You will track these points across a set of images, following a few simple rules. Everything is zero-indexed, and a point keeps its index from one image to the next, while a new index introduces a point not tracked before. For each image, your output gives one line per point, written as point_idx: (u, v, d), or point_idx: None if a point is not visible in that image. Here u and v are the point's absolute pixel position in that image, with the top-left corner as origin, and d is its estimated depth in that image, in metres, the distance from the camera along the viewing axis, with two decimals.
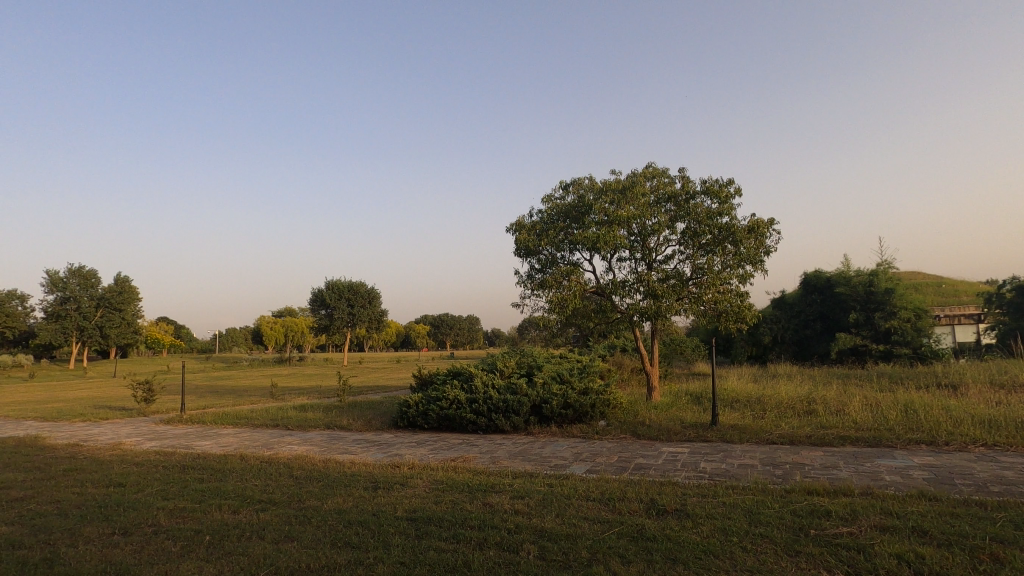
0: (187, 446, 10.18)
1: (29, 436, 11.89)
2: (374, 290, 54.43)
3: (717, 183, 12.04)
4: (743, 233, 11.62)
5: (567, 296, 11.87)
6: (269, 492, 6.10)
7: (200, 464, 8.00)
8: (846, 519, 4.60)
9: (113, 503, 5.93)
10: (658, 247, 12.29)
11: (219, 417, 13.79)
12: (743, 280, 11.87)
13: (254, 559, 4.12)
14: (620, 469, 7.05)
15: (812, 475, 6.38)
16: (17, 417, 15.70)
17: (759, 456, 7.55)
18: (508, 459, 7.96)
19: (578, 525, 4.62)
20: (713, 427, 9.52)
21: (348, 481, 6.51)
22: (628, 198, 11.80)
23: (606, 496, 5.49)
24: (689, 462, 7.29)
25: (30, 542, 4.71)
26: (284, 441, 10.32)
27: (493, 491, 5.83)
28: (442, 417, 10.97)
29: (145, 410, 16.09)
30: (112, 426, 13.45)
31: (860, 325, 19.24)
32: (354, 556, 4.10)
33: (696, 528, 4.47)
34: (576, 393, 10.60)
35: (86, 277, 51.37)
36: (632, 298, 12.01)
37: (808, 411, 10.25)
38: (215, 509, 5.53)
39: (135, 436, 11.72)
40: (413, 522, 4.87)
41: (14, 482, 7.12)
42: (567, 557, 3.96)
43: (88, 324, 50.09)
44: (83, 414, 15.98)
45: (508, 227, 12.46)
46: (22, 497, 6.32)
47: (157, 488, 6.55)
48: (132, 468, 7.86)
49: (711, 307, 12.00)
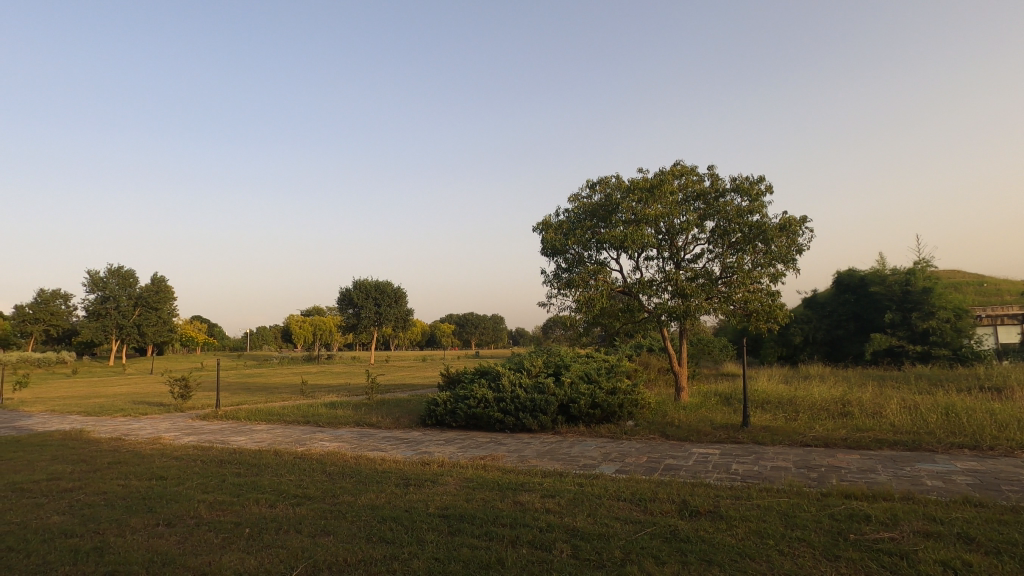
0: (223, 441, 10.50)
1: (75, 430, 12.41)
2: (400, 288, 54.85)
3: (747, 181, 11.84)
4: (774, 232, 11.39)
5: (595, 296, 11.84)
6: (304, 487, 6.24)
7: (237, 459, 8.23)
8: (888, 524, 4.49)
9: (156, 496, 6.14)
10: (686, 246, 12.18)
11: (253, 413, 14.16)
12: (774, 279, 11.67)
13: (293, 552, 4.23)
14: (650, 470, 7.02)
15: (848, 479, 6.24)
16: (63, 412, 16.39)
17: (793, 458, 7.42)
18: (537, 458, 7.94)
19: (610, 525, 4.61)
20: (744, 428, 9.40)
21: (380, 478, 6.60)
22: (656, 196, 11.69)
23: (638, 496, 5.47)
24: (720, 463, 7.21)
25: (81, 531, 4.91)
26: (315, 438, 10.53)
27: (523, 490, 5.85)
28: (470, 416, 11.04)
29: (182, 407, 16.67)
30: (151, 422, 13.93)
31: (895, 325, 18.73)
32: (390, 551, 4.17)
33: (731, 530, 4.42)
34: (604, 393, 10.56)
35: (125, 277, 53.16)
36: (661, 297, 11.89)
37: (843, 413, 10.03)
38: (252, 503, 5.68)
39: (174, 431, 12.14)
40: (445, 519, 4.92)
41: (63, 474, 7.43)
42: (601, 557, 3.96)
43: (126, 323, 51.87)
44: (123, 409, 16.59)
45: (535, 227, 12.51)
46: (71, 488, 6.60)
47: (197, 482, 6.76)
48: (172, 462, 8.15)
49: (741, 307, 11.82)
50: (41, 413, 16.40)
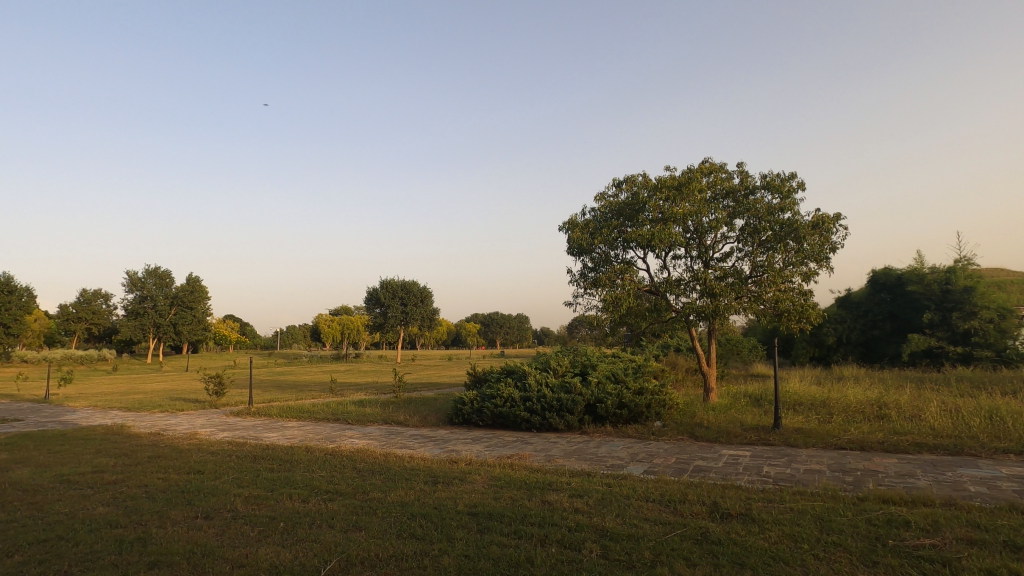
0: (256, 437, 10.76)
1: (116, 425, 12.89)
2: (425, 288, 55.26)
3: (779, 178, 11.62)
4: (806, 229, 11.13)
5: (621, 295, 11.75)
6: (335, 483, 6.36)
7: (269, 454, 8.43)
8: (929, 530, 4.35)
9: (194, 489, 6.35)
10: (715, 245, 12.00)
11: (284, 410, 14.46)
12: (807, 277, 11.41)
13: (326, 547, 4.32)
14: (678, 471, 6.94)
15: (886, 483, 6.06)
16: (105, 407, 17.04)
17: (827, 461, 7.24)
18: (564, 458, 7.92)
19: (639, 526, 4.59)
20: (775, 430, 9.19)
21: (409, 475, 6.68)
22: (684, 194, 11.56)
23: (666, 498, 5.42)
24: (751, 466, 7.08)
25: (124, 522, 5.11)
26: (345, 435, 10.70)
27: (551, 490, 5.85)
28: (497, 415, 11.09)
29: (217, 403, 17.13)
30: (188, 418, 14.35)
31: (934, 325, 18.13)
32: (420, 548, 4.22)
33: (764, 533, 4.35)
34: (631, 393, 10.50)
35: (162, 278, 54.91)
36: (689, 297, 11.73)
37: (880, 416, 9.75)
38: (286, 498, 5.82)
39: (209, 427, 12.50)
40: (474, 517, 4.96)
41: (106, 467, 7.73)
42: (631, 557, 3.95)
43: (163, 322, 53.54)
44: (161, 405, 17.12)
45: (561, 226, 12.49)
46: (114, 481, 6.87)
47: (232, 476, 6.96)
48: (209, 457, 8.40)
49: (772, 307, 11.58)
50: (84, 409, 17.06)
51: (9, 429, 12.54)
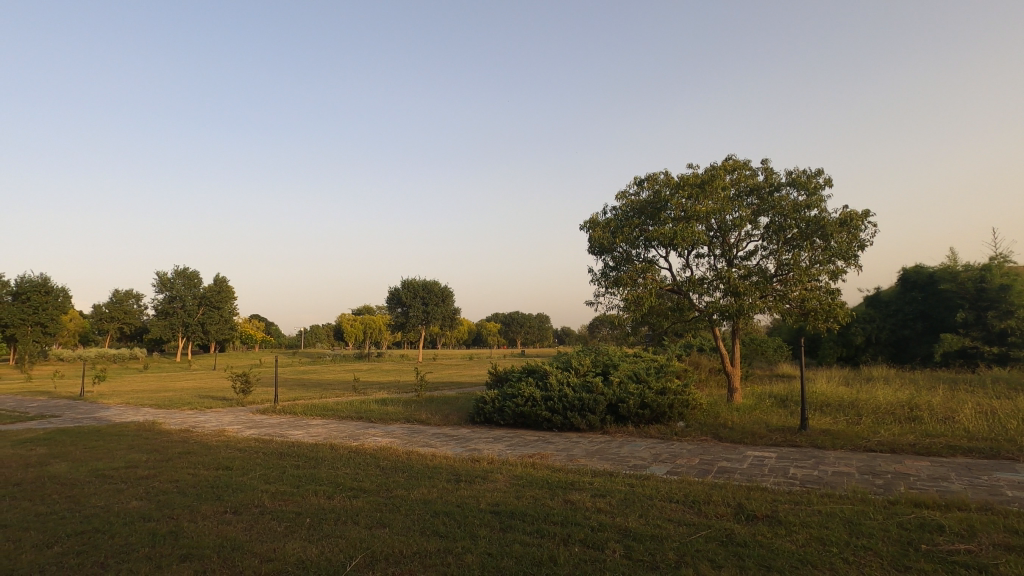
0: (282, 434, 10.97)
1: (148, 421, 13.26)
2: (446, 287, 55.48)
3: (805, 174, 11.40)
4: (834, 226, 10.89)
5: (643, 294, 11.67)
6: (359, 481, 6.45)
7: (295, 452, 8.59)
8: (963, 535, 4.23)
9: (223, 485, 6.50)
10: (739, 243, 11.84)
11: (309, 408, 14.70)
12: (834, 276, 11.16)
13: (351, 542, 4.38)
14: (702, 472, 6.86)
15: (917, 487, 5.90)
16: (137, 405, 17.51)
17: (856, 464, 7.09)
18: (586, 458, 7.91)
19: (663, 526, 4.55)
20: (802, 431, 9.01)
21: (432, 473, 6.73)
22: (707, 192, 11.41)
23: (690, 499, 5.36)
24: (777, 467, 6.96)
25: (157, 516, 5.25)
26: (368, 433, 10.83)
27: (573, 489, 5.85)
28: (518, 414, 11.09)
29: (243, 400, 17.46)
30: (216, 415, 14.69)
31: (969, 325, 17.57)
32: (443, 545, 4.25)
33: (791, 536, 4.28)
34: (653, 393, 10.42)
35: (190, 278, 56.21)
36: (712, 295, 11.59)
37: (911, 418, 9.50)
38: (312, 494, 5.92)
39: (237, 424, 12.78)
40: (496, 515, 4.98)
41: (139, 462, 7.95)
42: (654, 558, 3.93)
43: (191, 321, 54.83)
44: (190, 403, 17.52)
45: (582, 225, 12.46)
46: (147, 476, 7.07)
47: (259, 473, 7.10)
48: (237, 453, 8.59)
49: (797, 306, 11.38)
50: (117, 406, 17.57)
51: (47, 425, 12.98)
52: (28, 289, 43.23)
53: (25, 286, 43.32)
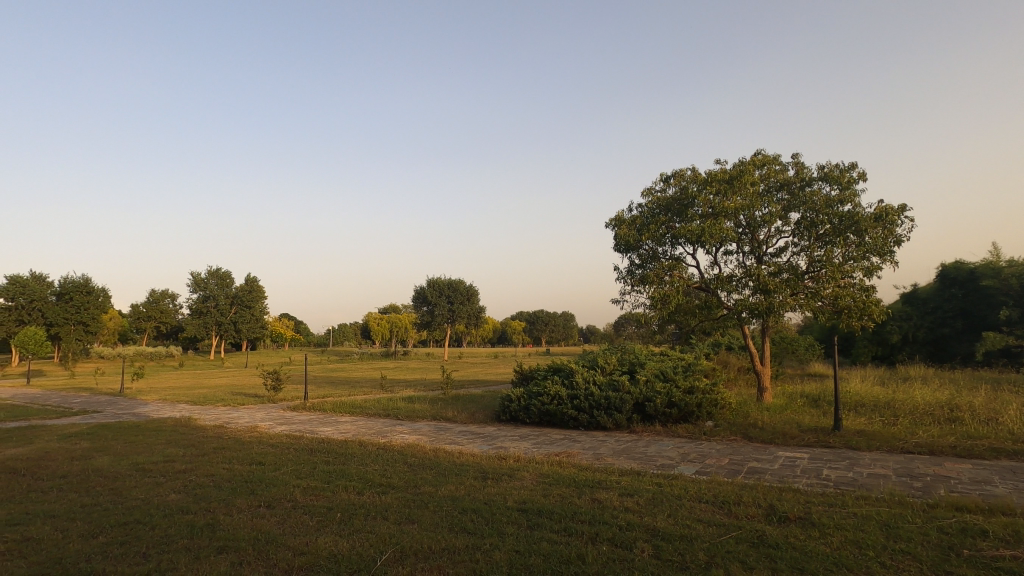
0: (312, 431, 11.20)
1: (183, 417, 13.66)
2: (471, 286, 55.76)
3: (838, 168, 11.10)
4: (868, 222, 10.58)
5: (670, 292, 11.53)
6: (388, 477, 6.54)
7: (325, 448, 8.76)
8: (1008, 541, 4.07)
9: (256, 479, 6.66)
10: (769, 239, 11.60)
11: (338, 405, 14.95)
12: (869, 273, 10.85)
13: (381, 537, 4.45)
14: (732, 472, 6.75)
15: (958, 490, 5.70)
16: (174, 401, 18.07)
17: (893, 466, 6.89)
18: (613, 457, 7.88)
19: (692, 527, 4.49)
20: (835, 431, 8.79)
21: (459, 471, 6.78)
22: (736, 187, 11.21)
23: (721, 499, 5.28)
24: (810, 468, 6.81)
25: (194, 509, 5.42)
26: (395, 431, 10.97)
27: (600, 488, 5.83)
28: (544, 412, 11.09)
29: (275, 397, 17.86)
30: (249, 411, 15.07)
31: (1013, 323, 16.76)
32: (471, 541, 4.29)
33: (825, 538, 4.19)
34: (681, 392, 10.30)
35: (222, 278, 57.60)
36: (741, 293, 11.39)
37: (951, 419, 9.17)
38: (342, 490, 6.03)
39: (269, 421, 13.08)
40: (524, 513, 5.00)
41: (176, 457, 8.22)
42: (684, 558, 3.89)
43: (224, 320, 56.27)
44: (224, 400, 18.00)
45: (607, 223, 12.36)
46: (184, 470, 7.30)
47: (291, 468, 7.26)
48: (269, 449, 8.81)
49: (830, 304, 11.09)
50: (154, 402, 18.16)
51: (90, 420, 13.50)
52: (70, 289, 44.93)
53: (67, 287, 45.03)
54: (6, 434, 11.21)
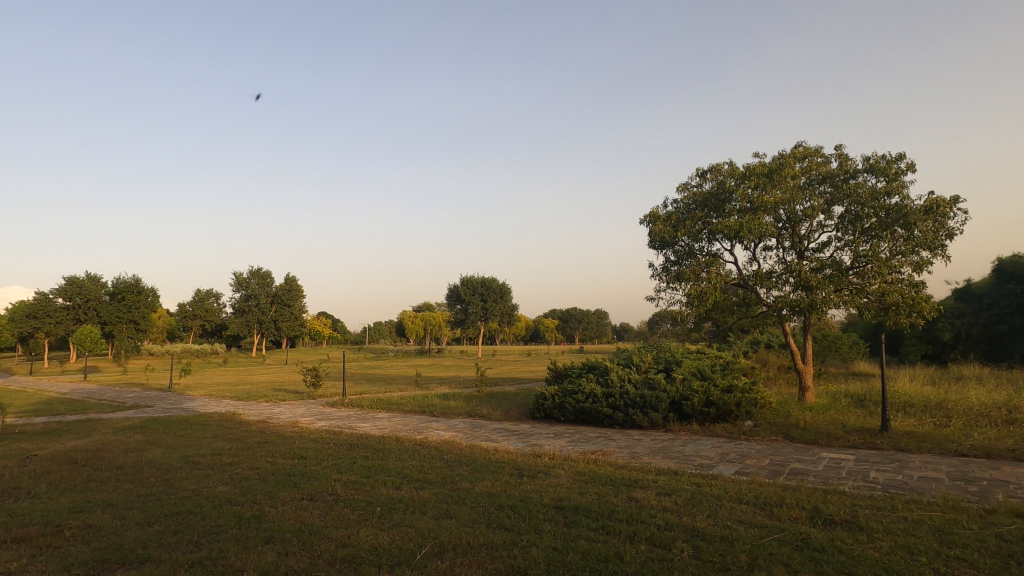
0: (350, 427, 11.46)
1: (229, 412, 14.19)
2: (504, 284, 55.97)
3: (884, 159, 10.69)
4: (918, 214, 10.14)
5: (707, 289, 11.29)
6: (425, 472, 6.64)
7: (364, 443, 8.95)
8: None
9: (299, 473, 6.86)
10: (811, 234, 11.26)
11: (375, 402, 15.25)
12: (918, 268, 10.40)
13: (420, 532, 4.53)
14: (774, 473, 6.59)
15: (1018, 495, 5.43)
16: (218, 397, 18.75)
17: (945, 469, 6.60)
18: (649, 455, 7.81)
19: (734, 528, 4.41)
20: (883, 433, 8.49)
21: (495, 467, 6.84)
22: (775, 181, 10.93)
23: (762, 500, 5.16)
24: (856, 470, 6.58)
25: (241, 500, 5.62)
26: (431, 427, 11.12)
27: (636, 487, 5.78)
28: (579, 410, 11.04)
29: (314, 394, 18.35)
30: (289, 407, 15.52)
31: None
32: (509, 538, 4.32)
33: (873, 543, 4.05)
34: (719, 391, 10.12)
35: (264, 278, 59.56)
36: (781, 290, 11.09)
37: (1009, 421, 8.72)
38: (381, 484, 6.15)
39: (309, 416, 13.45)
40: (561, 510, 5.00)
41: (222, 450, 8.54)
42: (724, 559, 3.83)
43: (265, 318, 58.03)
44: (266, 396, 18.58)
45: (642, 219, 12.22)
46: (230, 463, 7.58)
47: (331, 462, 7.45)
48: (310, 444, 9.06)
49: (877, 300, 10.68)
50: (200, 398, 18.86)
51: (142, 415, 14.15)
52: (122, 289, 47.11)
53: (119, 286, 47.25)
54: (67, 427, 11.87)
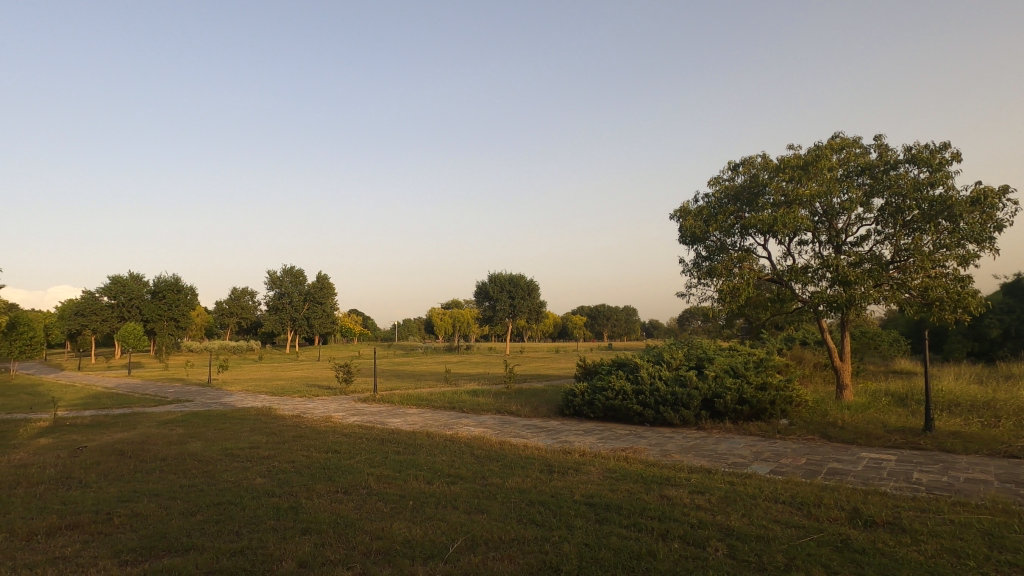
0: (382, 422, 11.66)
1: (265, 407, 14.60)
2: (533, 281, 55.92)
3: (927, 149, 10.29)
4: (964, 206, 9.74)
5: (740, 285, 11.07)
6: (456, 467, 6.70)
7: (395, 438, 9.08)
8: None
9: (333, 466, 7.01)
10: (849, 228, 10.92)
11: (405, 398, 15.47)
12: (964, 261, 10.00)
13: (452, 526, 4.58)
14: (810, 473, 6.44)
15: None
16: (254, 392, 19.28)
17: (994, 471, 6.34)
18: (681, 453, 7.72)
19: (770, 527, 4.33)
20: (926, 432, 8.19)
21: (525, 463, 6.85)
22: (811, 174, 10.65)
23: (799, 500, 5.05)
24: (898, 471, 6.38)
25: (279, 492, 5.78)
26: (461, 423, 11.21)
27: (668, 484, 5.73)
28: (608, 407, 10.97)
29: (346, 389, 18.71)
30: (322, 402, 15.87)
31: None
32: (540, 533, 4.33)
33: (917, 545, 3.92)
34: (753, 388, 9.92)
35: (297, 277, 60.65)
36: (817, 285, 10.79)
37: None
38: (412, 479, 6.24)
39: (341, 411, 13.74)
40: (592, 507, 4.98)
41: (260, 443, 8.79)
42: (761, 559, 3.76)
43: (298, 315, 59.35)
44: (300, 391, 19.02)
45: (672, 214, 12.06)
46: (268, 456, 7.80)
47: (365, 457, 7.59)
48: (343, 438, 9.25)
49: (919, 296, 10.31)
50: (237, 393, 19.42)
51: (183, 409, 14.67)
52: (163, 288, 48.28)
53: (160, 284, 48.93)
54: (114, 420, 12.40)
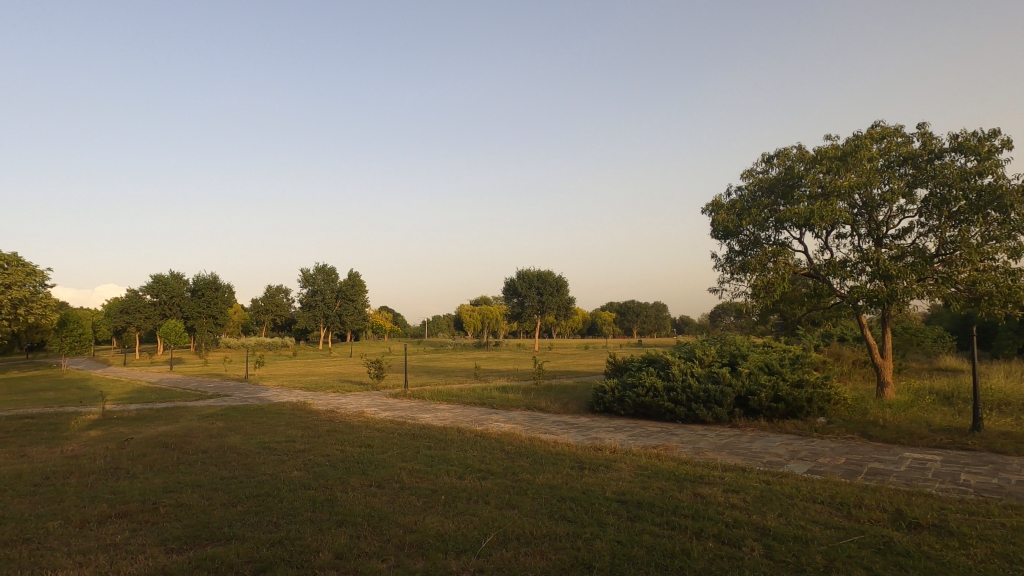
0: (413, 417, 11.81)
1: (300, 402, 14.95)
2: (561, 278, 55.73)
3: (975, 137, 9.84)
4: (1015, 195, 9.29)
5: (774, 280, 10.79)
6: (487, 463, 6.74)
7: (426, 433, 9.19)
8: None
9: (366, 461, 7.14)
10: (890, 220, 10.54)
11: (435, 394, 15.62)
12: (1015, 254, 9.55)
13: (484, 520, 4.61)
14: (850, 472, 6.27)
15: None
16: (289, 387, 19.76)
17: None
18: (714, 451, 7.61)
19: (808, 528, 4.23)
20: (975, 432, 7.86)
21: (555, 460, 6.84)
22: (850, 164, 10.30)
23: (838, 500, 4.92)
24: (945, 472, 6.14)
25: (315, 485, 5.91)
26: (491, 419, 11.27)
27: (702, 483, 5.64)
28: (639, 404, 10.85)
29: (378, 385, 19.01)
30: (355, 398, 16.16)
31: None
32: (572, 530, 4.32)
33: (965, 549, 3.77)
34: (788, 385, 9.70)
35: (329, 275, 61.83)
36: (857, 280, 10.44)
37: None
38: (444, 474, 6.30)
39: (373, 407, 13.97)
40: (624, 504, 4.95)
41: (296, 437, 9.02)
42: (799, 560, 3.67)
43: (331, 312, 60.54)
44: (333, 386, 19.41)
45: (705, 208, 11.83)
46: (303, 449, 7.99)
47: (396, 451, 7.70)
48: (376, 433, 9.41)
49: (966, 290, 9.90)
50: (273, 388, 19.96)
51: (222, 403, 15.15)
52: (202, 285, 50.51)
53: (198, 283, 50.67)
54: (158, 413, 12.92)
